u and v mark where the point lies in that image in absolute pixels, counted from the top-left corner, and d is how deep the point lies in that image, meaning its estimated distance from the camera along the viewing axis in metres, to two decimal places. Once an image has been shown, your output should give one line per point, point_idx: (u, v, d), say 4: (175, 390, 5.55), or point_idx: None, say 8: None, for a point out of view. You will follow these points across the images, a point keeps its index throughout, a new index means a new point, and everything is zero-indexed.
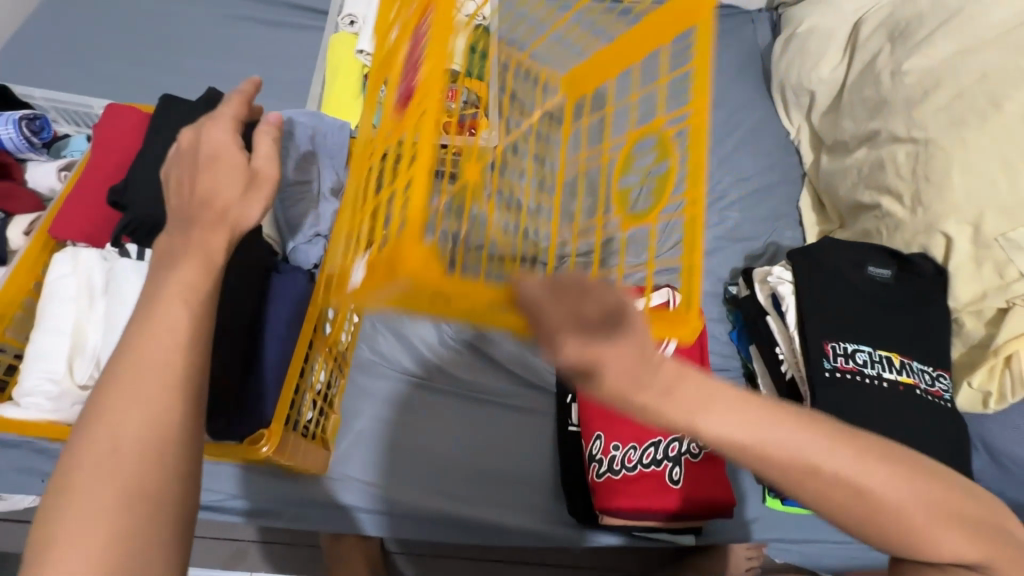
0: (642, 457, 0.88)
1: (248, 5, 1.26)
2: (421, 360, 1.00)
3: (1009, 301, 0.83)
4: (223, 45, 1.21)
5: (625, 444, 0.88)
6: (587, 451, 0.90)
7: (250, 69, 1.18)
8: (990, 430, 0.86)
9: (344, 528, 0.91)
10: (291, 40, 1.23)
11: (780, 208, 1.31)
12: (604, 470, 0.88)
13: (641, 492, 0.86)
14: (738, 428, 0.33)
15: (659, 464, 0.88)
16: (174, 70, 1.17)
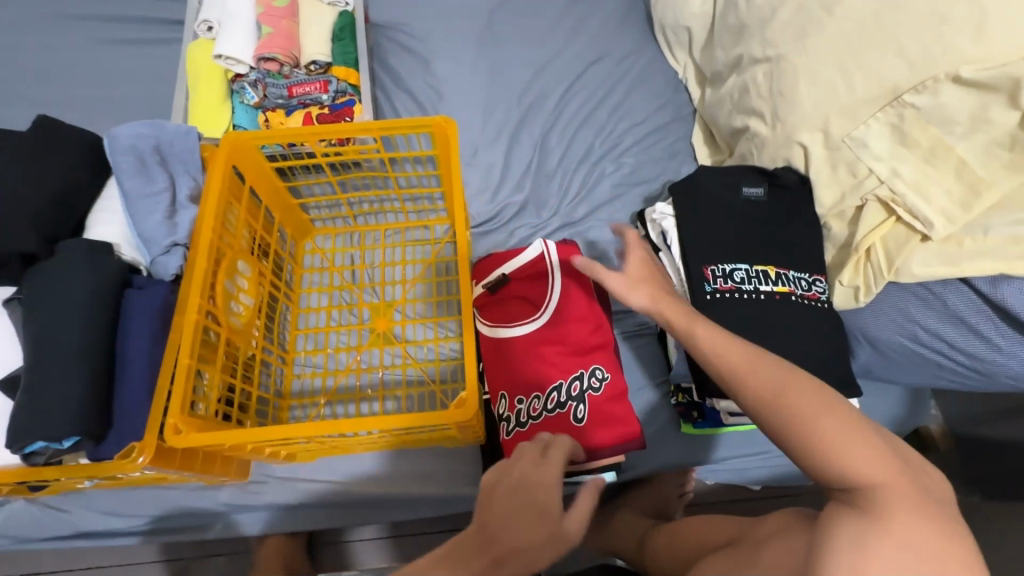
0: (545, 404, 0.91)
1: (103, 26, 1.21)
2: (342, 357, 1.03)
3: (864, 198, 0.86)
4: (84, 72, 1.17)
5: (529, 396, 0.92)
6: (496, 411, 0.94)
7: (117, 92, 1.16)
8: (866, 321, 0.88)
9: (275, 527, 0.93)
10: (155, 55, 1.20)
11: (675, 146, 1.33)
12: (513, 425, 0.92)
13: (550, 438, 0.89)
14: (713, 337, 0.60)
15: (562, 407, 0.90)
16: (34, 104, 1.13)
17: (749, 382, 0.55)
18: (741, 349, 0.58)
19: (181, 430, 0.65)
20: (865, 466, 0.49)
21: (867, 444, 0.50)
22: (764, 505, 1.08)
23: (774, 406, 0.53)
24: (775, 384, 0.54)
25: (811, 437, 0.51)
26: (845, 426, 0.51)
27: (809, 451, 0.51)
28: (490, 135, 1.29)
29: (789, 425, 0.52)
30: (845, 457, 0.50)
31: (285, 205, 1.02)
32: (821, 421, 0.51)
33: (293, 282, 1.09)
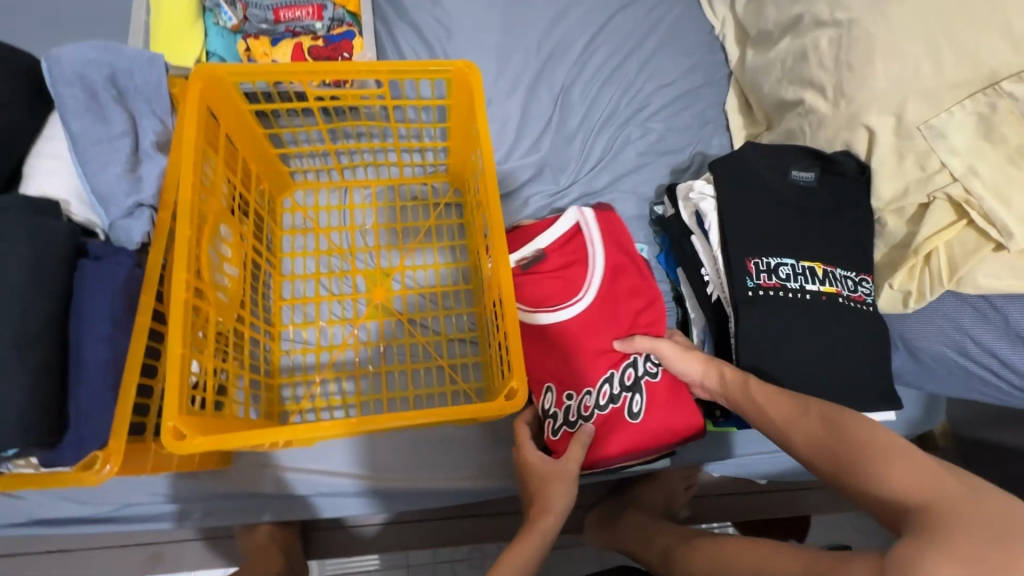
0: (598, 400, 0.82)
1: None
2: (334, 332, 0.92)
3: (930, 196, 0.78)
4: None
5: (580, 391, 0.82)
6: (540, 407, 0.85)
7: None
8: (909, 328, 0.83)
9: (260, 517, 0.84)
10: None
11: (706, 112, 1.21)
12: (561, 424, 0.83)
13: (613, 437, 0.81)
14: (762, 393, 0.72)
15: (616, 401, 0.81)
16: None
17: (803, 430, 0.65)
18: (798, 403, 0.67)
19: (185, 435, 0.55)
20: (910, 485, 0.52)
21: (918, 469, 0.53)
22: (767, 498, 1.07)
23: (827, 448, 0.61)
24: (834, 420, 0.62)
25: (865, 468, 0.56)
26: (901, 458, 0.54)
27: (858, 476, 0.57)
28: (505, 85, 1.14)
29: (838, 459, 0.59)
30: (885, 470, 0.55)
31: (264, 156, 0.87)
32: (881, 456, 0.56)
33: (273, 246, 0.95)
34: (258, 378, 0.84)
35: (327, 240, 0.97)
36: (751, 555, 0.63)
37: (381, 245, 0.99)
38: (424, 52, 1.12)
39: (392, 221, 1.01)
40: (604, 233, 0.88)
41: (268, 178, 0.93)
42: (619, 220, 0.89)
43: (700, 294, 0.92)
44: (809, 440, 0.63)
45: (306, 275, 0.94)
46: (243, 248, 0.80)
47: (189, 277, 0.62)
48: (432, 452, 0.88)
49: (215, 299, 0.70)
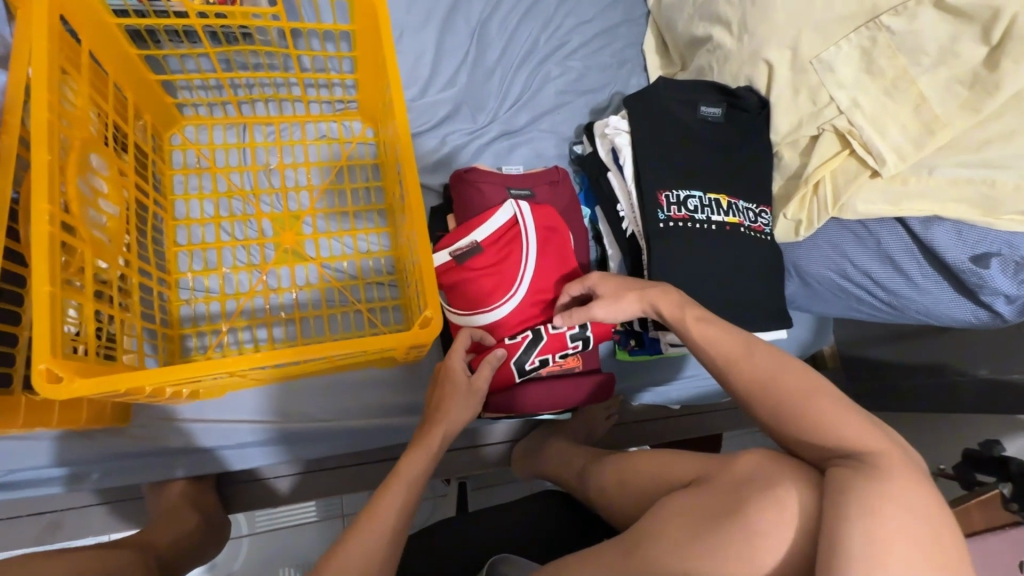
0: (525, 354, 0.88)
1: None
2: (241, 280, 0.87)
3: (820, 129, 0.83)
4: None
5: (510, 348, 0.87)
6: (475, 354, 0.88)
7: None
8: (800, 254, 0.90)
9: (171, 473, 0.80)
10: None
11: (625, 52, 1.21)
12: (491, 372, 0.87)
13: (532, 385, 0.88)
14: (713, 334, 0.65)
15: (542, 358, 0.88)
16: None
17: (742, 368, 0.60)
18: (739, 341, 0.62)
19: (61, 378, 0.50)
20: (857, 435, 0.50)
21: (856, 420, 0.52)
22: (678, 422, 1.14)
23: (767, 391, 0.57)
24: (778, 359, 0.59)
25: (802, 413, 0.54)
26: (836, 405, 0.53)
27: (796, 420, 0.54)
28: (418, 15, 1.08)
29: (779, 405, 0.56)
30: (819, 416, 0.53)
31: (140, 83, 0.77)
32: (814, 398, 0.54)
33: (163, 188, 0.86)
34: (153, 328, 0.77)
35: (227, 181, 0.90)
36: (654, 463, 0.67)
37: (288, 186, 0.92)
38: None
39: (298, 160, 0.94)
40: (539, 225, 0.88)
41: (151, 111, 0.83)
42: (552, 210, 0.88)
43: (616, 230, 0.94)
44: (750, 379, 0.59)
45: (204, 219, 0.87)
46: (123, 186, 0.72)
47: (56, 210, 0.55)
48: (352, 395, 0.87)
49: (92, 239, 0.63)
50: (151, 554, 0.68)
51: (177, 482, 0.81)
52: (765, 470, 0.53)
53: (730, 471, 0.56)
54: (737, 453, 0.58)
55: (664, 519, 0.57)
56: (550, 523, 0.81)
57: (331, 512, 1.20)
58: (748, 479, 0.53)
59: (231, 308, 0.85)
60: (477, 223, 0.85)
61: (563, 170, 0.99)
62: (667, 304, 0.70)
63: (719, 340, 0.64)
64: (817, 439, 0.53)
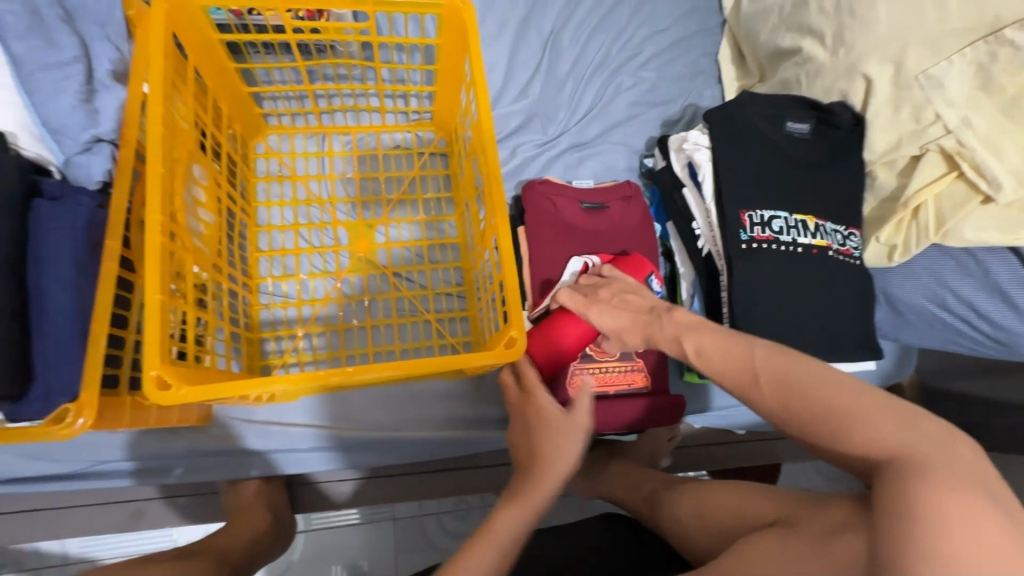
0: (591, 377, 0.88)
1: None
2: (316, 287, 0.89)
3: (923, 148, 0.78)
4: None
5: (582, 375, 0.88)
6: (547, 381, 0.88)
7: None
8: (892, 282, 0.85)
9: (245, 473, 0.82)
10: None
11: (699, 63, 1.18)
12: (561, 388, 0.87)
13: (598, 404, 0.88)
14: (713, 353, 0.58)
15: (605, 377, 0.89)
16: None
17: (755, 399, 0.54)
18: (740, 359, 0.56)
19: (170, 385, 0.52)
20: (883, 437, 0.47)
21: (879, 414, 0.48)
22: (745, 448, 1.08)
23: (789, 414, 0.52)
24: (781, 373, 0.52)
25: (832, 423, 0.49)
26: (854, 403, 0.49)
27: (822, 432, 0.50)
28: (491, 26, 1.07)
29: (807, 427, 0.51)
30: (848, 421, 0.49)
31: (235, 94, 0.80)
32: (830, 400, 0.50)
33: (247, 194, 0.89)
34: (236, 331, 0.80)
35: (306, 189, 0.92)
36: (733, 498, 0.65)
37: (363, 194, 0.94)
38: None
39: (372, 170, 0.95)
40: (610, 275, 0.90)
41: (240, 122, 0.86)
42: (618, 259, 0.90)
43: (691, 249, 0.91)
44: (768, 405, 0.53)
45: (284, 227, 0.90)
46: (217, 193, 0.74)
47: (166, 221, 0.58)
48: (420, 405, 0.87)
49: (192, 246, 0.66)
50: (225, 566, 0.68)
51: (251, 481, 0.83)
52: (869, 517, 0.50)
53: (827, 516, 0.53)
54: (834, 499, 0.54)
55: (751, 558, 0.53)
56: (615, 549, 0.78)
57: (378, 516, 1.22)
58: (848, 523, 0.50)
59: (305, 313, 0.87)
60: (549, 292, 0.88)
61: (634, 184, 0.98)
62: (663, 333, 0.64)
63: (716, 360, 0.58)
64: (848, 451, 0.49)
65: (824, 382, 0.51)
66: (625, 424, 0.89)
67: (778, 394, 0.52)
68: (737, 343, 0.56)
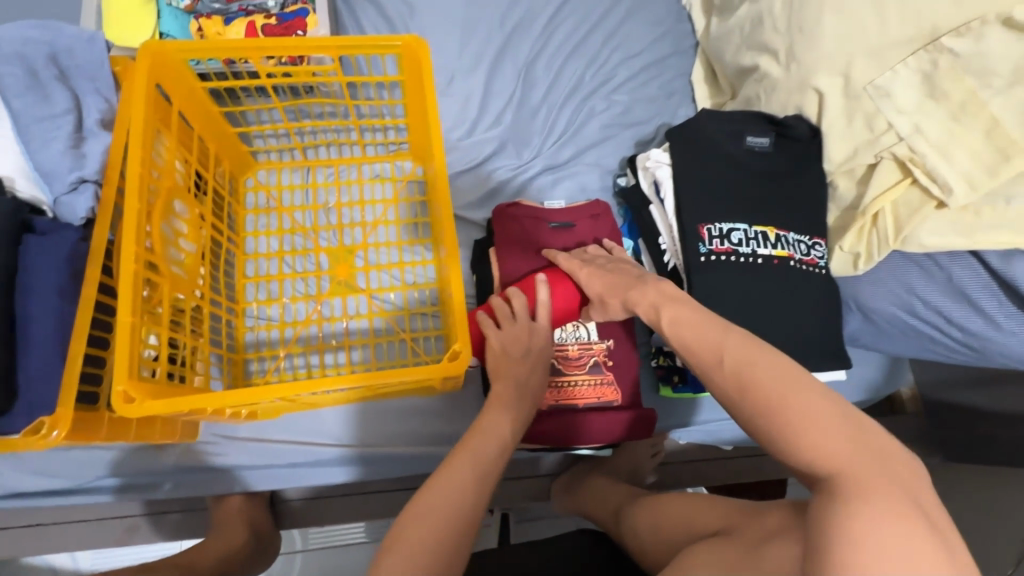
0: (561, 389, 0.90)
1: None
2: (298, 311, 0.94)
3: (877, 156, 0.79)
4: None
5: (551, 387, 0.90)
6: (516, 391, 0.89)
7: None
8: (861, 290, 0.84)
9: (230, 487, 0.87)
10: None
11: (673, 84, 1.21)
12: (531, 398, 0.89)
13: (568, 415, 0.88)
14: (687, 330, 0.57)
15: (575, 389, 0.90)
16: None
17: (715, 376, 0.53)
18: (712, 338, 0.55)
19: (133, 399, 0.57)
20: (832, 450, 0.45)
21: (832, 429, 0.46)
22: (732, 464, 1.07)
23: (744, 396, 0.50)
24: (746, 359, 0.52)
25: (784, 419, 0.47)
26: (808, 413, 0.47)
27: (771, 433, 0.48)
28: (467, 60, 1.14)
29: (759, 415, 0.49)
30: (802, 422, 0.47)
31: (221, 135, 0.87)
32: (784, 403, 0.48)
33: (236, 226, 0.96)
34: (220, 352, 0.86)
35: (291, 219, 0.99)
36: (685, 510, 0.65)
37: (344, 221, 1.00)
38: (386, 31, 1.11)
39: (353, 199, 1.01)
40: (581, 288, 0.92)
41: (229, 160, 0.94)
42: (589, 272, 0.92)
43: (659, 264, 0.93)
44: (728, 386, 0.52)
45: (269, 255, 0.96)
46: (199, 223, 0.81)
47: (140, 251, 0.64)
48: (396, 422, 0.90)
49: (169, 274, 0.72)
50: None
51: (235, 496, 0.87)
52: (796, 524, 0.50)
53: (760, 525, 0.53)
54: (769, 507, 0.54)
55: (686, 568, 0.54)
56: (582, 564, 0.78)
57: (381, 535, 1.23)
58: (776, 531, 0.50)
59: (287, 335, 0.93)
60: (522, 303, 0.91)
61: (604, 203, 1.01)
62: (643, 301, 0.64)
63: (685, 334, 0.57)
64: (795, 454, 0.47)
65: (788, 375, 0.49)
66: (596, 437, 0.89)
67: (738, 378, 0.51)
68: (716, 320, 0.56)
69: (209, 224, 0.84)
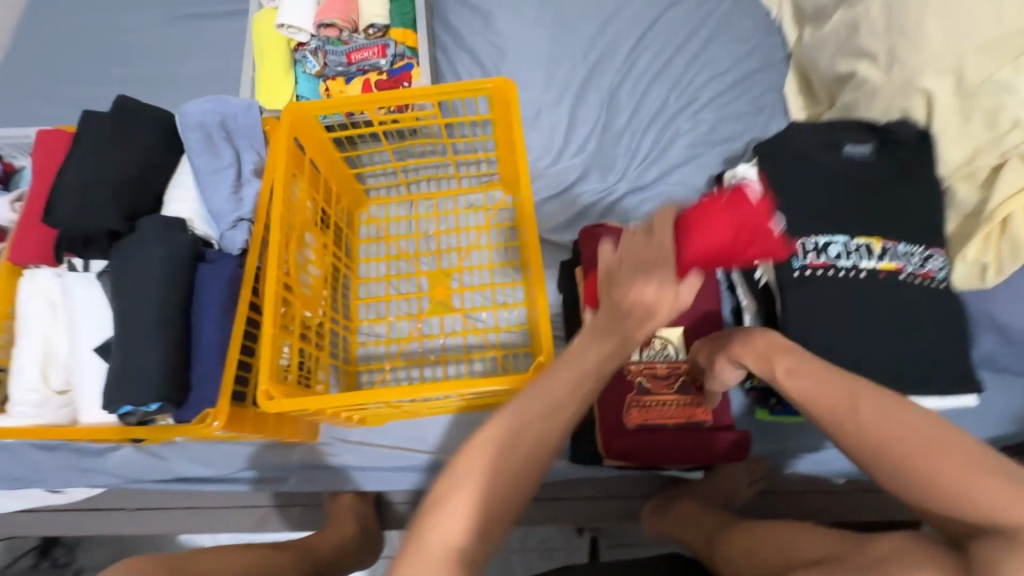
0: (654, 406, 0.88)
1: None
2: (401, 328, 1.04)
3: (1003, 157, 0.73)
4: (159, 50, 1.17)
5: (643, 404, 0.88)
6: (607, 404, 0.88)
7: (182, 70, 1.15)
8: (994, 304, 0.77)
9: (343, 485, 0.97)
10: (220, 30, 1.20)
11: (763, 98, 1.18)
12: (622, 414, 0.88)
13: (660, 434, 0.87)
14: (807, 381, 0.54)
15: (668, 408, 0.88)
16: (117, 84, 1.14)
17: (849, 427, 0.50)
18: (838, 388, 0.52)
19: (273, 396, 0.69)
20: (1001, 504, 0.43)
21: (997, 480, 0.44)
22: (846, 499, 0.98)
23: (881, 455, 0.48)
24: (883, 410, 0.49)
25: (933, 476, 0.45)
26: (964, 464, 0.45)
27: (922, 489, 0.46)
28: (553, 93, 1.21)
29: (902, 472, 0.47)
30: (957, 478, 0.44)
31: (341, 176, 1.01)
32: (938, 460, 0.45)
33: (351, 254, 1.10)
34: (337, 364, 0.98)
35: (397, 246, 1.11)
36: (780, 534, 0.62)
37: (442, 248, 1.10)
38: (479, 74, 1.23)
39: (449, 228, 1.11)
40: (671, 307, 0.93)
41: (348, 198, 1.09)
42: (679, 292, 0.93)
43: (750, 280, 0.90)
44: (861, 439, 0.49)
45: (378, 279, 1.08)
46: (323, 251, 0.95)
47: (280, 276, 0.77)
48: None
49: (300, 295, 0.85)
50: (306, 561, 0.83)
51: (347, 493, 0.98)
52: (902, 552, 0.46)
53: (862, 552, 0.50)
54: (873, 534, 0.51)
55: None
56: None
57: None
58: (882, 558, 0.47)
59: (392, 350, 1.03)
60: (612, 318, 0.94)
61: None
62: (753, 351, 0.62)
63: (802, 382, 0.55)
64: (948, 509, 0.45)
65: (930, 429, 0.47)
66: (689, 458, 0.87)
67: (877, 434, 0.48)
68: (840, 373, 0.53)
69: (331, 252, 0.98)
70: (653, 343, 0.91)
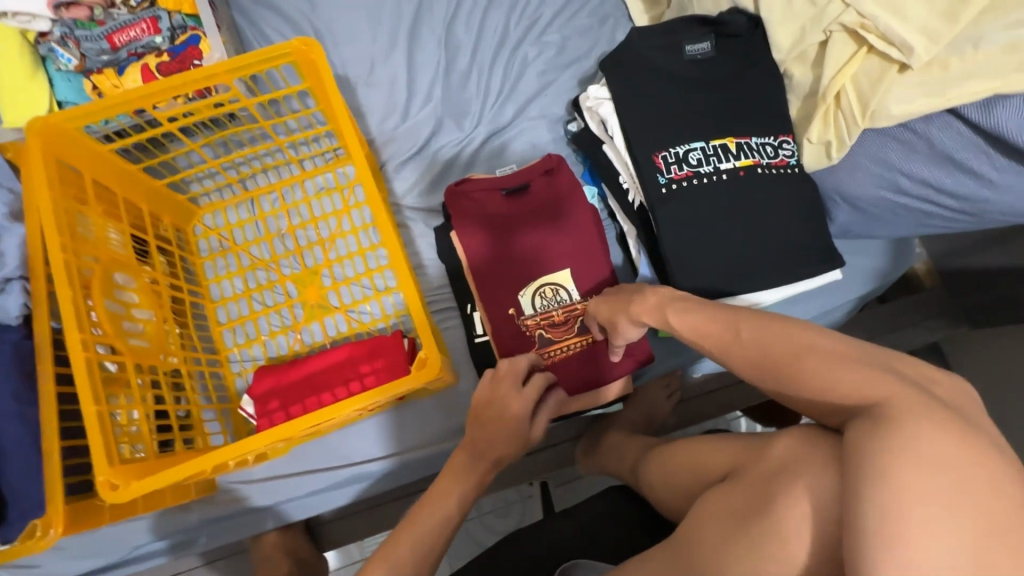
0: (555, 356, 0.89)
1: None
2: (280, 347, 0.93)
3: (827, 32, 0.71)
4: None
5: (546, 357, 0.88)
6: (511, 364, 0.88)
7: None
8: (841, 179, 0.78)
9: (262, 526, 0.88)
10: None
11: (604, 7, 1.12)
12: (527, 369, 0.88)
13: (568, 380, 0.88)
14: (697, 320, 0.54)
15: (570, 354, 0.89)
16: None
17: (734, 352, 0.50)
18: (722, 320, 0.52)
19: (118, 484, 0.58)
20: (862, 386, 0.41)
21: (862, 369, 0.42)
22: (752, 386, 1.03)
23: (762, 370, 0.48)
24: (762, 330, 0.48)
25: (800, 379, 0.45)
26: (832, 358, 0.44)
27: (795, 388, 0.45)
28: (383, 42, 1.06)
29: (778, 379, 0.46)
30: (830, 375, 0.43)
31: (148, 191, 0.84)
32: (805, 359, 0.45)
33: (196, 276, 0.94)
34: (212, 405, 0.86)
35: (247, 254, 0.96)
36: (694, 457, 0.63)
37: (302, 244, 0.97)
38: (292, 34, 1.05)
39: (304, 221, 0.98)
40: (554, 253, 0.92)
41: (171, 214, 0.91)
42: (559, 236, 0.92)
43: (623, 205, 0.86)
44: (744, 363, 0.49)
45: (235, 299, 0.94)
46: (148, 288, 0.79)
47: (88, 336, 0.63)
48: (402, 431, 0.89)
49: (127, 349, 0.71)
50: None
51: (269, 533, 0.88)
52: (796, 455, 0.47)
53: (766, 458, 0.50)
54: (774, 437, 0.51)
55: (703, 518, 0.52)
56: (615, 526, 0.77)
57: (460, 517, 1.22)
58: (783, 464, 0.47)
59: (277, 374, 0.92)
60: (497, 277, 0.90)
61: (557, 154, 0.96)
62: (646, 308, 0.61)
63: (692, 317, 0.54)
64: (823, 401, 0.44)
65: (804, 337, 0.46)
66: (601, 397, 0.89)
67: (759, 349, 0.48)
68: (732, 310, 0.52)
69: (159, 284, 0.82)
70: (544, 292, 0.91)
